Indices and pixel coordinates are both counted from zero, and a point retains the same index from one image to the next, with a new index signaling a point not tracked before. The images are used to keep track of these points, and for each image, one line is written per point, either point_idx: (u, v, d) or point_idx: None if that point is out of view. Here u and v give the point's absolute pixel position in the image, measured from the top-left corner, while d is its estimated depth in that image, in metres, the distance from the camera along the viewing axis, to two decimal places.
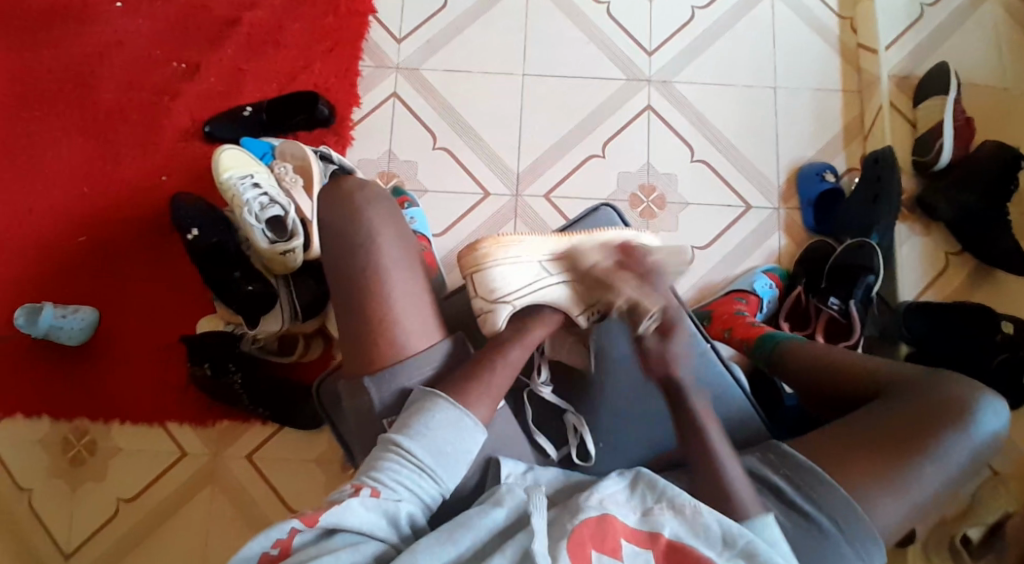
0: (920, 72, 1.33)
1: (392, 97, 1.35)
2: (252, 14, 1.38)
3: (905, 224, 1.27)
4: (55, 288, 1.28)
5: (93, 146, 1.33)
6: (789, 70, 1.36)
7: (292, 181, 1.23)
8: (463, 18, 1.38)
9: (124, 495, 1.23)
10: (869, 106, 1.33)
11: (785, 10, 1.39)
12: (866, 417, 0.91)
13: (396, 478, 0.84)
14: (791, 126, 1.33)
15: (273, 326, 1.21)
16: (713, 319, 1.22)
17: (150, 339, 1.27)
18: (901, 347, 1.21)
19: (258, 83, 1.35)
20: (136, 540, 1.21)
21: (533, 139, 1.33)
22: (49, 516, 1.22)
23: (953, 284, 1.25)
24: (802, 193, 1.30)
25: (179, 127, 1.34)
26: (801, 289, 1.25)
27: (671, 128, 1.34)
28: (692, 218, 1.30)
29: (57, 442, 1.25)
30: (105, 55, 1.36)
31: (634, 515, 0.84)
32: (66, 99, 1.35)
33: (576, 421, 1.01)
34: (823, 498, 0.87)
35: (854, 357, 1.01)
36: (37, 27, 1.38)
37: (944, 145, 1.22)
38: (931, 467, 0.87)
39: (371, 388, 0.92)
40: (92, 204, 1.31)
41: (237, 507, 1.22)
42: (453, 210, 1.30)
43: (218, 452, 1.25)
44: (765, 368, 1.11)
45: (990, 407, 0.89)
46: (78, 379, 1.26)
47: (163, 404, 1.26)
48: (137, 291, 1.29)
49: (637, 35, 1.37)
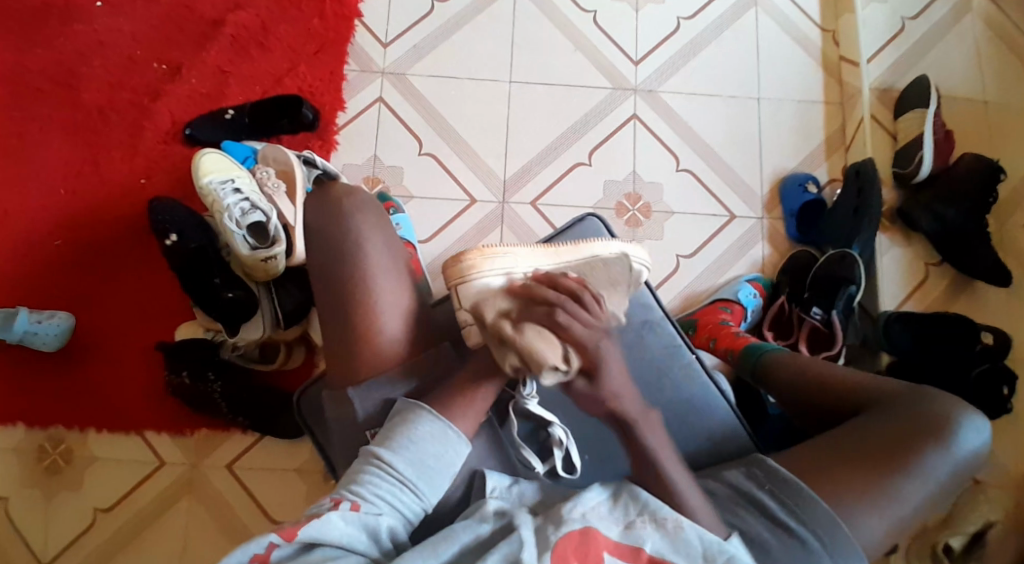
0: (901, 85, 1.35)
1: (378, 102, 1.34)
2: (235, 15, 1.36)
3: (885, 235, 1.29)
4: (31, 290, 1.25)
5: (71, 147, 1.31)
6: (772, 81, 1.37)
7: (274, 186, 1.21)
8: (450, 24, 1.38)
9: (102, 505, 1.20)
10: (851, 118, 1.34)
11: (769, 22, 1.40)
12: (849, 433, 0.92)
13: (377, 492, 0.83)
14: (776, 136, 1.35)
15: (254, 334, 1.19)
16: (698, 328, 1.23)
17: (129, 345, 1.25)
18: (882, 356, 1.23)
19: (241, 86, 1.33)
20: (113, 549, 1.18)
21: (520, 146, 1.32)
22: (23, 526, 1.19)
23: (932, 296, 1.26)
24: (785, 203, 1.31)
25: (160, 129, 1.31)
26: (783, 298, 1.26)
27: (656, 137, 1.34)
28: (676, 226, 1.31)
29: (32, 451, 1.21)
30: (84, 54, 1.34)
31: (616, 529, 0.83)
32: (45, 97, 1.32)
33: (563, 436, 0.99)
34: (804, 508, 0.87)
35: (836, 369, 1.02)
36: (15, 24, 1.35)
37: (925, 157, 1.24)
38: (912, 482, 0.87)
39: (355, 399, 0.92)
40: (70, 207, 1.28)
41: (217, 517, 1.20)
42: (440, 216, 1.29)
43: (197, 462, 1.22)
44: (749, 380, 1.12)
45: (971, 424, 0.90)
46: (53, 386, 1.23)
47: (140, 412, 1.23)
48: (115, 295, 1.26)
49: (624, 43, 1.38)
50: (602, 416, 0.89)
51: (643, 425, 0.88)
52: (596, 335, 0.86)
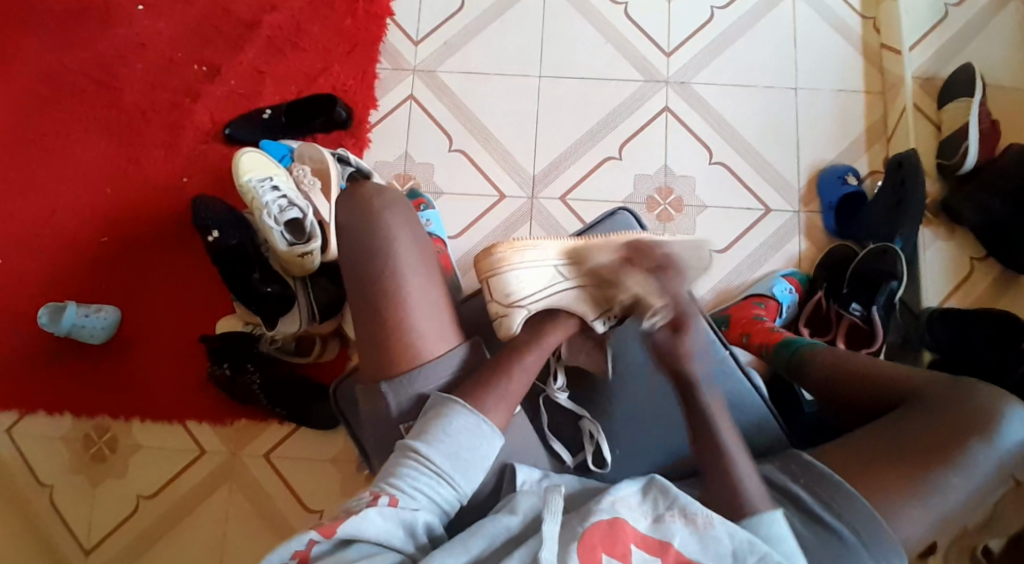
0: (944, 74, 1.30)
1: (408, 100, 1.36)
2: (270, 16, 1.39)
3: (927, 229, 1.25)
4: (79, 286, 1.31)
5: (115, 147, 1.36)
6: (809, 70, 1.33)
7: (310, 184, 1.24)
8: (479, 21, 1.38)
9: (145, 492, 1.25)
10: (892, 108, 1.30)
11: (806, 9, 1.36)
12: (887, 427, 0.90)
13: (415, 485, 0.85)
14: (813, 126, 1.31)
15: (292, 328, 1.23)
16: (731, 323, 1.21)
17: (169, 338, 1.29)
18: (925, 352, 1.20)
19: (277, 86, 1.36)
20: (157, 533, 1.23)
21: (550, 141, 1.32)
22: (71, 512, 1.24)
23: (979, 290, 1.22)
24: (823, 197, 1.28)
25: (200, 129, 1.35)
26: (821, 294, 1.23)
27: (688, 130, 1.32)
28: (710, 220, 1.29)
29: (79, 439, 1.27)
30: (127, 57, 1.39)
31: (645, 522, 0.83)
32: (89, 99, 1.37)
33: (593, 429, 1.01)
34: (845, 510, 0.85)
35: (878, 363, 0.99)
36: (51, 25, 1.41)
37: (970, 148, 1.19)
38: (954, 476, 0.85)
39: (388, 394, 0.93)
40: (114, 205, 1.34)
41: (255, 504, 1.24)
42: (468, 213, 1.30)
43: (236, 450, 1.26)
44: (784, 374, 1.10)
45: (1016, 415, 0.87)
46: (100, 377, 1.28)
47: (181, 404, 1.28)
48: (157, 291, 1.31)
49: (655, 36, 1.36)
50: (669, 374, 0.96)
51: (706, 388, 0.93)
52: (685, 298, 0.95)
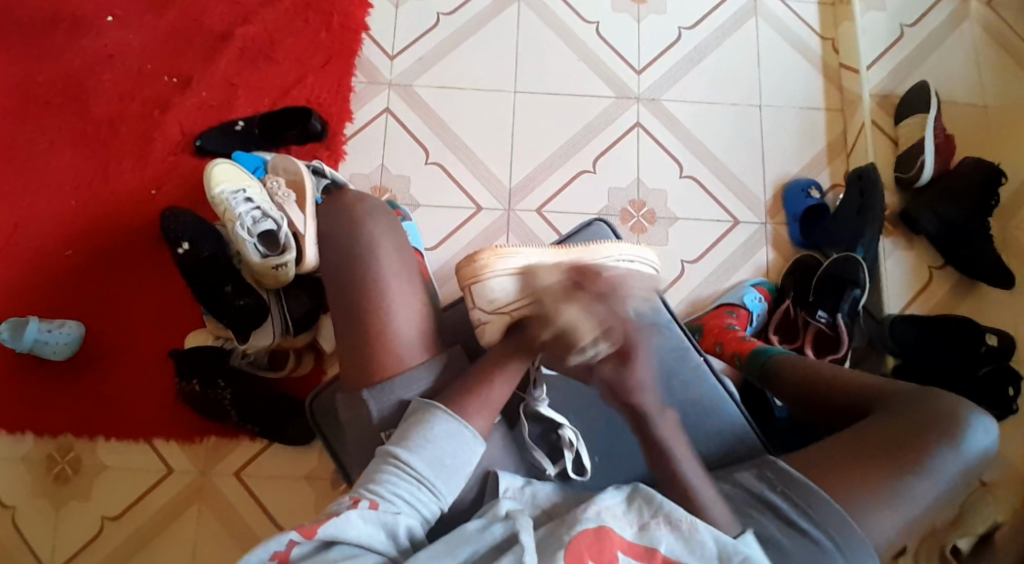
0: (901, 91, 1.37)
1: (384, 113, 1.36)
2: (243, 28, 1.38)
3: (888, 239, 1.30)
4: (42, 300, 1.26)
5: (80, 159, 1.32)
6: (773, 88, 1.39)
7: (285, 196, 1.20)
8: (454, 36, 1.40)
9: (110, 513, 1.20)
10: (852, 123, 1.36)
11: (769, 30, 1.42)
12: (857, 431, 0.92)
13: (395, 491, 0.84)
14: (776, 142, 1.36)
15: (263, 341, 1.20)
16: (704, 332, 1.23)
17: (136, 353, 1.26)
18: (887, 358, 1.22)
19: (250, 97, 1.35)
20: (123, 556, 1.18)
21: (526, 153, 1.34)
22: (31, 535, 1.19)
23: (937, 296, 1.27)
24: (788, 208, 1.32)
25: (170, 140, 1.33)
26: (790, 302, 1.26)
27: (660, 144, 1.36)
28: (681, 232, 1.32)
29: (40, 460, 1.22)
30: (94, 68, 1.36)
31: (631, 529, 0.83)
32: (53, 109, 1.34)
33: (572, 436, 1.00)
34: (817, 509, 0.87)
35: (845, 370, 1.02)
36: (14, 35, 1.37)
37: (926, 161, 1.25)
38: (922, 480, 0.87)
39: (369, 401, 0.92)
40: (79, 218, 1.30)
41: (224, 524, 1.20)
42: (447, 225, 1.31)
43: (206, 469, 1.23)
44: (757, 382, 1.12)
45: (980, 424, 0.90)
46: (62, 395, 1.24)
47: (148, 422, 1.24)
48: (125, 304, 1.27)
49: (627, 54, 1.40)
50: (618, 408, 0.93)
51: (658, 417, 0.92)
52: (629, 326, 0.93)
